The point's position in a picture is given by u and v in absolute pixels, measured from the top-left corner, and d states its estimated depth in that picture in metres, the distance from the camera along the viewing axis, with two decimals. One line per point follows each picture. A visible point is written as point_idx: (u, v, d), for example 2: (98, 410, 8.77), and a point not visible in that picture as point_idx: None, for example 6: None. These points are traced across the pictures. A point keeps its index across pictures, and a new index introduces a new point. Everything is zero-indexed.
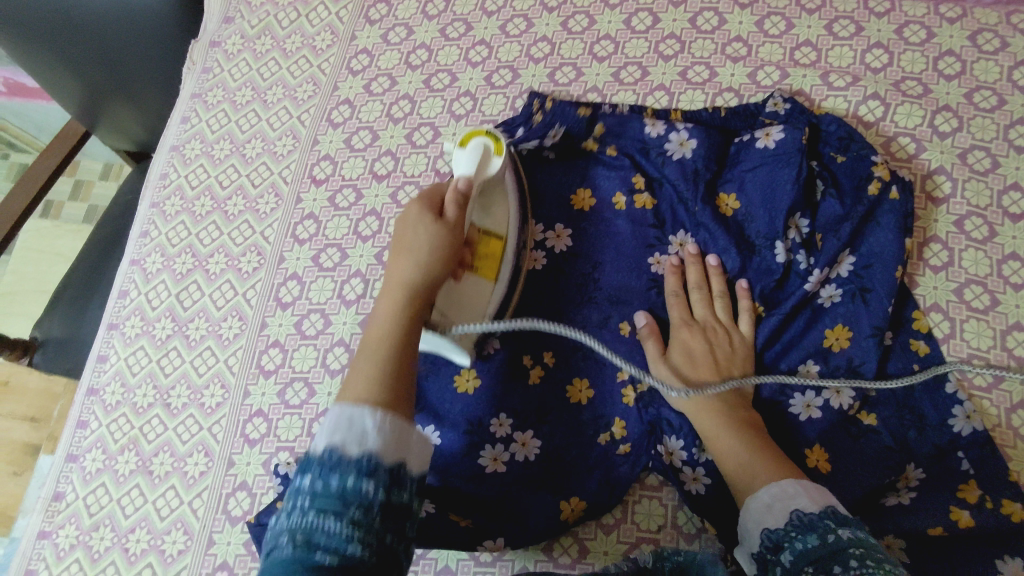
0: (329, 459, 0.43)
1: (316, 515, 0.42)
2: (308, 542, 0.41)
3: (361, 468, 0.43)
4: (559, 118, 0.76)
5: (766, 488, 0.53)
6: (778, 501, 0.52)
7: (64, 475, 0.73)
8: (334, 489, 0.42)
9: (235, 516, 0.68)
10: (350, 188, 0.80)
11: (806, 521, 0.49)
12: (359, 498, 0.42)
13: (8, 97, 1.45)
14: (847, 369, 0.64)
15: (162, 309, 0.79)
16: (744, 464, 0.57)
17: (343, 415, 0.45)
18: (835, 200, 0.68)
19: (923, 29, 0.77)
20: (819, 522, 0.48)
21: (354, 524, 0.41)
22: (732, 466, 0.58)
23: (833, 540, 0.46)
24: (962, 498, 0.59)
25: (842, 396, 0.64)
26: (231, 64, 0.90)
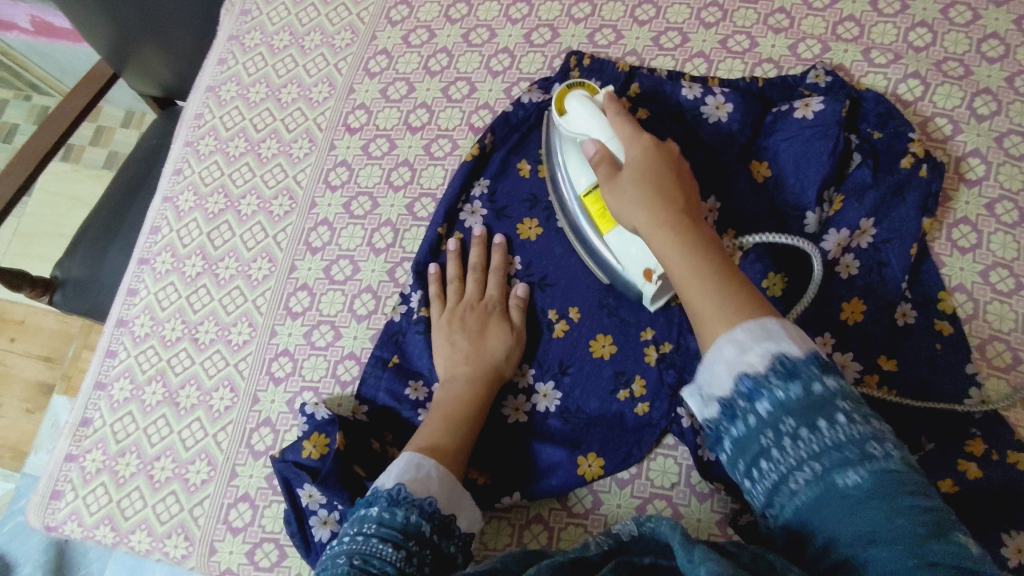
0: (399, 494, 0.51)
1: (377, 541, 0.47)
2: (364, 564, 0.45)
3: (422, 510, 0.51)
4: (600, 72, 0.78)
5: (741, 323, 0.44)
6: (754, 337, 0.43)
7: (92, 402, 0.75)
8: (399, 521, 0.49)
9: (259, 450, 0.70)
10: (384, 138, 0.80)
11: (790, 368, 0.41)
12: (418, 535, 0.49)
13: (35, 36, 1.44)
14: (861, 341, 0.65)
15: (193, 247, 0.80)
16: (690, 273, 0.49)
17: (411, 460, 0.55)
18: (869, 168, 0.69)
19: (969, 10, 0.77)
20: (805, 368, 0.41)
21: (410, 555, 0.47)
22: (698, 311, 0.48)
23: (825, 396, 0.40)
24: (969, 452, 0.60)
25: (848, 369, 0.65)
26: (271, 8, 0.90)
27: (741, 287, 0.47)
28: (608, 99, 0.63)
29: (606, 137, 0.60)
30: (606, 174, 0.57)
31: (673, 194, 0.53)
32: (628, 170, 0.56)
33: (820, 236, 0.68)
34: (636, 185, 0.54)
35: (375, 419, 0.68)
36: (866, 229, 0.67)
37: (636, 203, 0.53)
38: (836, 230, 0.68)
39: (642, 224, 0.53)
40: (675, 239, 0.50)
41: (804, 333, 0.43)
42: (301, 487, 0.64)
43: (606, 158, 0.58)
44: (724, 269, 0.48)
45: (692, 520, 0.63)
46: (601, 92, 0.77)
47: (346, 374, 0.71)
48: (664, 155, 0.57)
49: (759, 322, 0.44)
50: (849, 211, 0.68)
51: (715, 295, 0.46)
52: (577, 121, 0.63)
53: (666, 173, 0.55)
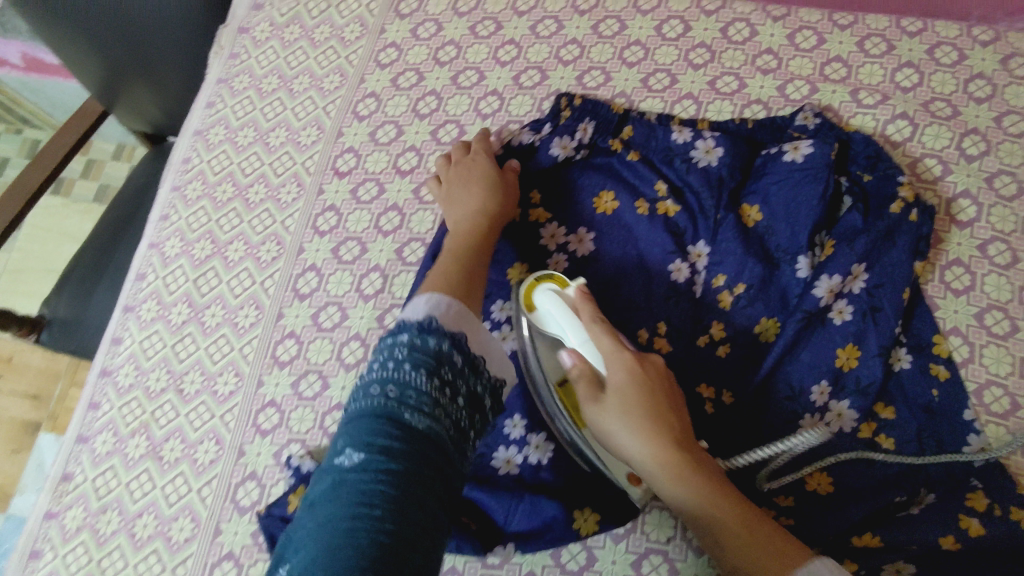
0: (418, 335, 0.52)
1: (402, 368, 0.49)
2: (394, 391, 0.48)
3: (442, 343, 0.52)
4: (591, 112, 0.77)
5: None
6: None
7: (74, 455, 0.73)
8: (425, 347, 0.51)
9: (244, 506, 0.68)
10: (373, 183, 0.80)
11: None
12: (446, 358, 0.52)
13: (26, 72, 1.44)
14: (856, 389, 0.64)
15: (179, 294, 0.78)
16: (707, 507, 0.52)
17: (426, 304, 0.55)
18: (858, 213, 0.68)
19: (955, 50, 0.77)
20: None
21: (433, 370, 0.50)
22: (729, 567, 0.51)
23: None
24: (971, 506, 0.59)
25: (844, 419, 0.64)
26: (259, 51, 0.90)
27: (771, 529, 0.51)
28: (579, 296, 0.62)
29: (579, 339, 0.60)
30: (588, 400, 0.57)
31: (670, 418, 0.55)
32: (617, 396, 0.56)
33: (811, 283, 0.67)
34: (627, 415, 0.55)
35: None
36: (857, 274, 0.67)
37: (632, 429, 0.55)
38: (828, 274, 0.67)
39: (646, 460, 0.54)
40: (689, 475, 0.53)
41: (832, 563, 0.49)
42: None
43: (589, 375, 0.58)
44: (741, 506, 0.52)
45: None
46: (591, 135, 0.76)
47: (334, 425, 0.70)
48: (649, 372, 0.57)
49: (814, 568, 0.48)
50: (841, 254, 0.67)
51: (767, 556, 0.50)
52: (548, 311, 0.62)
53: (653, 397, 0.56)
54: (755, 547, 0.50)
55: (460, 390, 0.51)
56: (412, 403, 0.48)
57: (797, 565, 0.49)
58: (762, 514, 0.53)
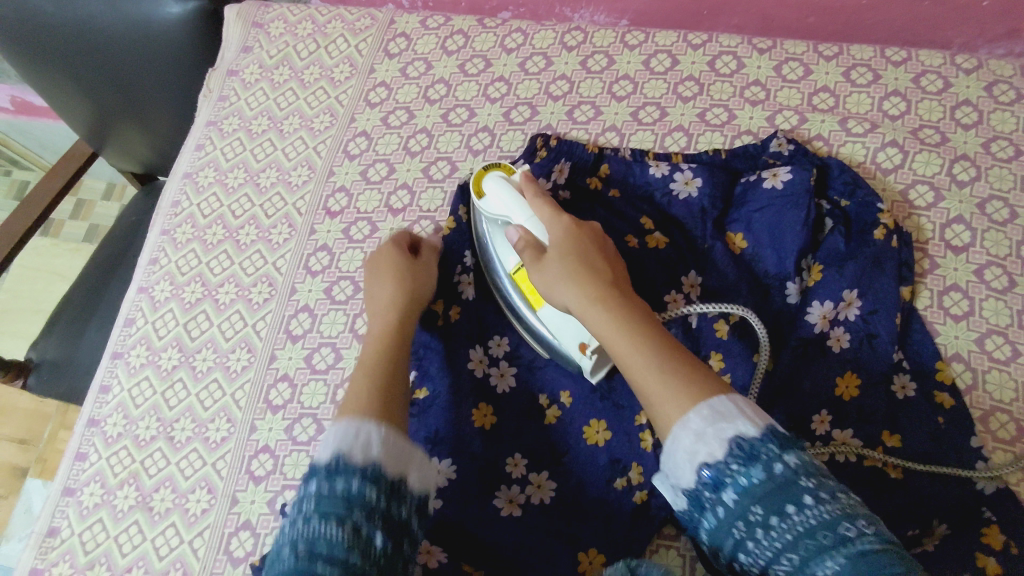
0: (336, 466, 0.47)
1: (318, 524, 0.45)
2: (309, 552, 0.44)
3: (365, 474, 0.47)
4: (566, 154, 0.77)
5: (695, 412, 0.45)
6: (710, 426, 0.44)
7: (60, 509, 0.71)
8: (338, 495, 0.46)
9: (237, 557, 0.66)
10: (365, 221, 0.79)
11: (748, 451, 0.43)
12: (362, 504, 0.46)
13: (14, 115, 1.44)
14: (859, 417, 0.63)
15: (168, 339, 0.77)
16: (631, 367, 0.50)
17: (348, 428, 0.50)
18: (841, 235, 0.69)
19: (940, 78, 0.78)
20: (761, 449, 0.43)
21: (350, 519, 0.45)
22: (647, 401, 0.48)
23: (787, 476, 0.42)
24: (987, 543, 0.57)
25: (851, 448, 0.62)
26: (249, 93, 0.90)
27: (684, 363, 0.48)
28: (523, 181, 0.65)
29: (528, 215, 0.63)
30: (534, 263, 0.60)
31: (598, 265, 0.57)
32: (552, 255, 0.58)
33: (804, 309, 0.67)
34: (570, 284, 0.56)
35: None
36: (851, 301, 0.66)
37: (564, 283, 0.56)
38: (820, 302, 0.67)
39: (574, 301, 0.55)
40: (605, 310, 0.53)
41: (746, 403, 0.46)
42: None
43: (530, 244, 0.61)
44: (668, 350, 0.49)
45: None
46: (568, 175, 0.76)
47: None
48: (586, 235, 0.60)
49: (712, 401, 0.45)
50: (830, 280, 0.67)
51: (652, 371, 0.48)
52: (501, 204, 0.65)
53: (592, 259, 0.57)
54: (685, 381, 0.47)
55: (381, 512, 0.46)
56: (325, 555, 0.43)
57: (698, 399, 0.45)
58: (690, 356, 0.50)
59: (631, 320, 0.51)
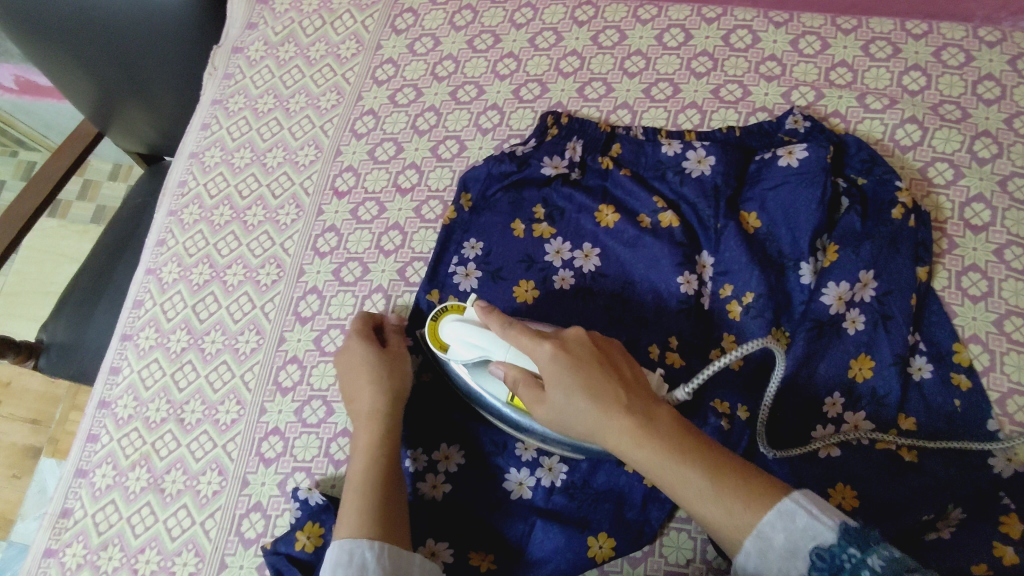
0: None
1: None
2: None
3: None
4: (577, 133, 0.76)
5: (763, 524, 0.43)
6: (794, 542, 0.43)
7: (73, 490, 0.71)
8: None
9: (249, 539, 0.66)
10: (373, 202, 0.78)
11: (829, 560, 0.42)
12: None
13: (19, 95, 1.43)
14: (872, 400, 0.63)
15: (177, 321, 0.77)
16: (668, 470, 0.46)
17: (343, 549, 0.52)
18: (857, 215, 0.67)
19: (962, 52, 0.76)
20: (844, 556, 0.42)
21: None
22: (702, 521, 0.46)
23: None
24: (1006, 533, 0.57)
25: (861, 431, 0.62)
26: (254, 71, 0.89)
27: (730, 463, 0.46)
28: (479, 306, 0.58)
29: (503, 350, 0.56)
30: (534, 397, 0.54)
31: (611, 387, 0.50)
32: (554, 390, 0.51)
33: (817, 291, 0.65)
34: (575, 397, 0.50)
35: None
36: (866, 282, 0.65)
37: (587, 412, 0.50)
38: (835, 283, 0.65)
39: (604, 430, 0.49)
40: (634, 431, 0.48)
41: (811, 496, 0.45)
42: None
43: (523, 380, 0.55)
44: (706, 455, 0.46)
45: None
46: (580, 153, 0.75)
47: (340, 452, 0.68)
48: (582, 353, 0.52)
49: (778, 505, 0.44)
50: (845, 260, 0.65)
51: (705, 484, 0.45)
52: (461, 339, 0.59)
53: (594, 369, 0.51)
54: (730, 499, 0.44)
55: None
56: None
57: (764, 505, 0.44)
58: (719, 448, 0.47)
59: (662, 420, 0.48)
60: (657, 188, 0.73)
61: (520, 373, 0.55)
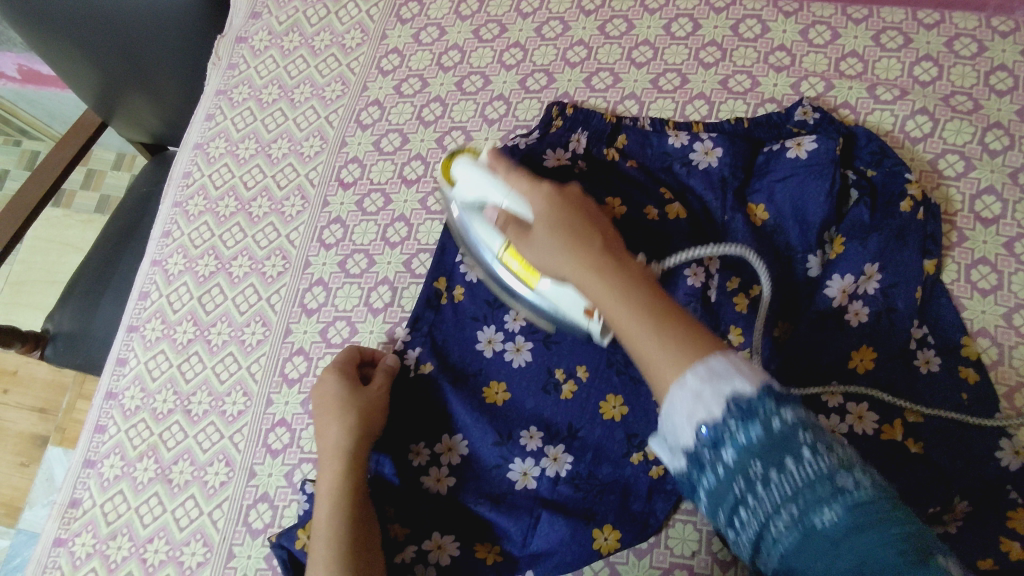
0: None
1: None
2: None
3: None
4: (583, 123, 0.75)
5: (693, 373, 0.39)
6: (707, 386, 0.38)
7: (81, 481, 0.71)
8: None
9: (257, 529, 0.66)
10: (378, 193, 0.78)
11: (747, 409, 0.37)
12: None
13: (23, 84, 1.43)
14: (876, 392, 0.62)
15: (183, 312, 0.77)
16: (627, 323, 0.43)
17: None
18: (866, 207, 0.67)
19: (974, 42, 0.75)
20: (761, 407, 0.37)
21: None
22: (642, 360, 0.42)
23: (787, 431, 0.37)
24: (1012, 527, 0.57)
25: (866, 422, 0.62)
26: (258, 61, 0.88)
27: (680, 319, 0.42)
28: (491, 155, 0.60)
29: (502, 196, 0.57)
30: (523, 239, 0.54)
31: (589, 237, 0.48)
32: (537, 222, 0.52)
33: (824, 281, 0.66)
34: (554, 233, 0.49)
35: (378, 490, 0.64)
36: (871, 274, 0.65)
37: (554, 253, 0.49)
38: (840, 274, 0.65)
39: (569, 273, 0.48)
40: (598, 274, 0.46)
41: (743, 358, 0.40)
42: None
43: (511, 219, 0.56)
44: (657, 305, 0.43)
45: None
46: (586, 144, 0.74)
47: None
48: (569, 203, 0.52)
49: (709, 361, 0.39)
50: (851, 252, 0.65)
51: (643, 322, 0.42)
52: (467, 178, 0.60)
53: (575, 215, 0.51)
54: (672, 342, 0.41)
55: None
56: None
57: (691, 360, 0.39)
58: (687, 317, 0.43)
59: (625, 271, 0.46)
60: (664, 179, 0.72)
61: (521, 212, 0.55)
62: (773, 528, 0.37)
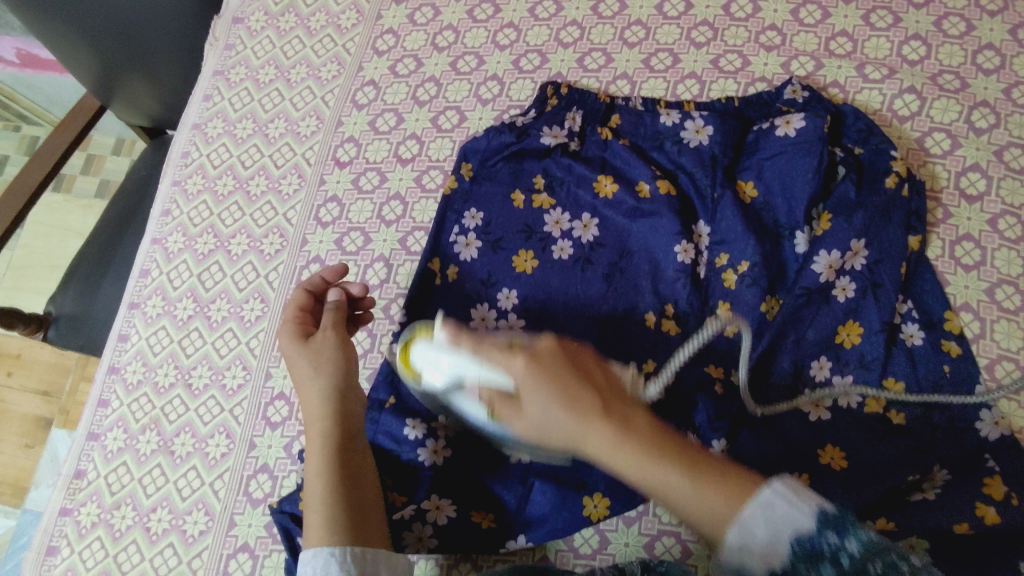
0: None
1: None
2: None
3: None
4: (577, 103, 0.76)
5: (751, 511, 0.39)
6: (772, 526, 0.38)
7: (86, 453, 0.73)
8: None
9: (257, 498, 0.68)
10: (374, 172, 0.79)
11: (810, 548, 0.38)
12: None
13: (20, 68, 1.43)
14: (859, 365, 0.64)
15: (183, 289, 0.78)
16: (669, 491, 0.40)
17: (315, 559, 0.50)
18: (852, 184, 0.68)
19: (963, 21, 0.76)
20: (823, 544, 0.37)
21: None
22: (685, 513, 0.40)
23: (858, 570, 0.36)
24: (989, 494, 0.58)
25: (850, 394, 0.63)
26: (254, 42, 0.89)
27: (712, 461, 0.41)
28: (455, 331, 0.53)
29: (475, 370, 0.50)
30: (510, 415, 0.47)
31: (580, 387, 0.44)
32: (528, 401, 0.45)
33: (810, 258, 0.66)
34: (549, 409, 0.44)
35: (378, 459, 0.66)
36: (857, 250, 0.65)
37: (553, 410, 0.44)
38: (826, 250, 0.66)
39: (567, 428, 0.43)
40: (613, 443, 0.42)
41: (793, 483, 0.40)
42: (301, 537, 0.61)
43: (494, 396, 0.48)
44: (687, 452, 0.41)
45: (701, 556, 0.62)
46: (580, 123, 0.75)
47: None
48: (553, 349, 0.47)
49: (760, 497, 0.39)
50: (837, 229, 0.66)
51: (683, 481, 0.40)
52: (432, 361, 0.54)
53: (568, 379, 0.45)
54: (717, 494, 0.40)
55: None
56: None
57: (743, 497, 0.39)
58: (696, 445, 0.43)
59: (636, 417, 0.43)
60: (655, 157, 0.74)
61: (489, 394, 0.49)
62: None
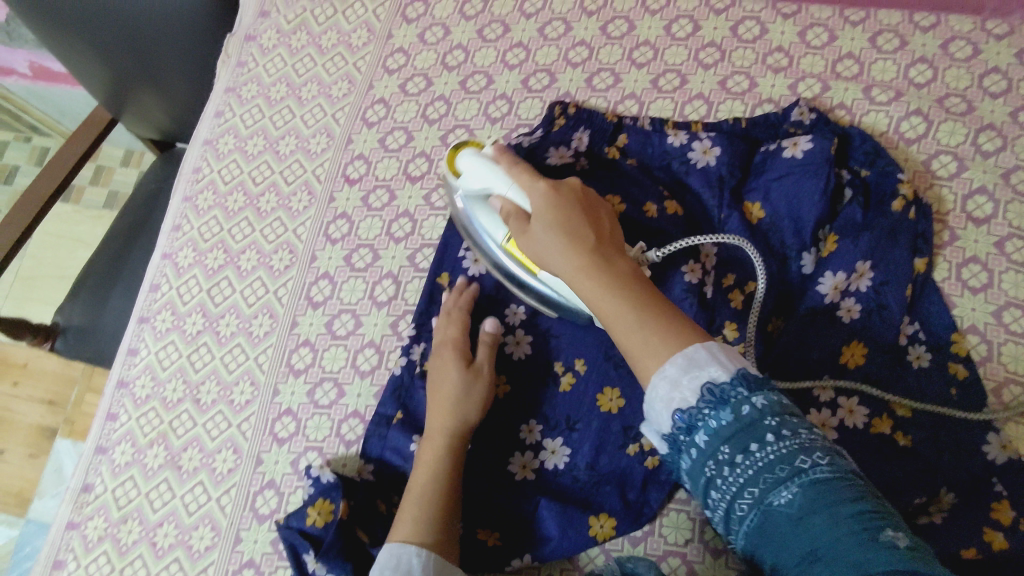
0: None
1: None
2: None
3: None
4: (585, 122, 0.77)
5: (673, 361, 0.45)
6: (684, 375, 0.44)
7: (93, 466, 0.74)
8: None
9: (263, 514, 0.68)
10: (383, 189, 0.80)
11: (719, 394, 0.43)
12: None
13: (32, 80, 1.44)
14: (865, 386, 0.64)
15: (193, 304, 0.79)
16: (623, 324, 0.48)
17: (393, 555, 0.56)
18: (859, 206, 0.68)
19: (969, 45, 0.76)
20: (732, 393, 0.43)
21: None
22: (628, 346, 0.48)
23: (754, 416, 0.42)
24: (996, 519, 0.58)
25: (856, 415, 0.63)
26: (266, 59, 0.90)
27: (665, 308, 0.48)
28: (500, 150, 0.63)
29: (504, 186, 0.60)
30: (522, 233, 0.57)
31: (581, 219, 0.53)
32: (536, 223, 0.55)
33: (815, 279, 0.67)
34: (550, 232, 0.54)
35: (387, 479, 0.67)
36: (863, 272, 0.66)
37: (550, 242, 0.53)
38: (832, 270, 0.67)
39: (563, 266, 0.52)
40: (592, 270, 0.50)
41: (725, 350, 0.45)
42: (306, 554, 0.62)
43: (514, 213, 0.58)
44: (648, 297, 0.48)
45: None
46: (587, 143, 0.76)
47: (350, 433, 0.70)
48: (565, 192, 0.56)
49: (687, 350, 0.45)
50: (844, 249, 0.67)
51: (631, 314, 0.47)
52: (473, 170, 0.63)
53: (571, 213, 0.54)
54: (658, 333, 0.46)
55: None
56: None
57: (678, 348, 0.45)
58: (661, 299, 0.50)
59: (621, 262, 0.51)
60: (663, 177, 0.74)
61: (522, 209, 0.58)
62: (739, 506, 0.43)
